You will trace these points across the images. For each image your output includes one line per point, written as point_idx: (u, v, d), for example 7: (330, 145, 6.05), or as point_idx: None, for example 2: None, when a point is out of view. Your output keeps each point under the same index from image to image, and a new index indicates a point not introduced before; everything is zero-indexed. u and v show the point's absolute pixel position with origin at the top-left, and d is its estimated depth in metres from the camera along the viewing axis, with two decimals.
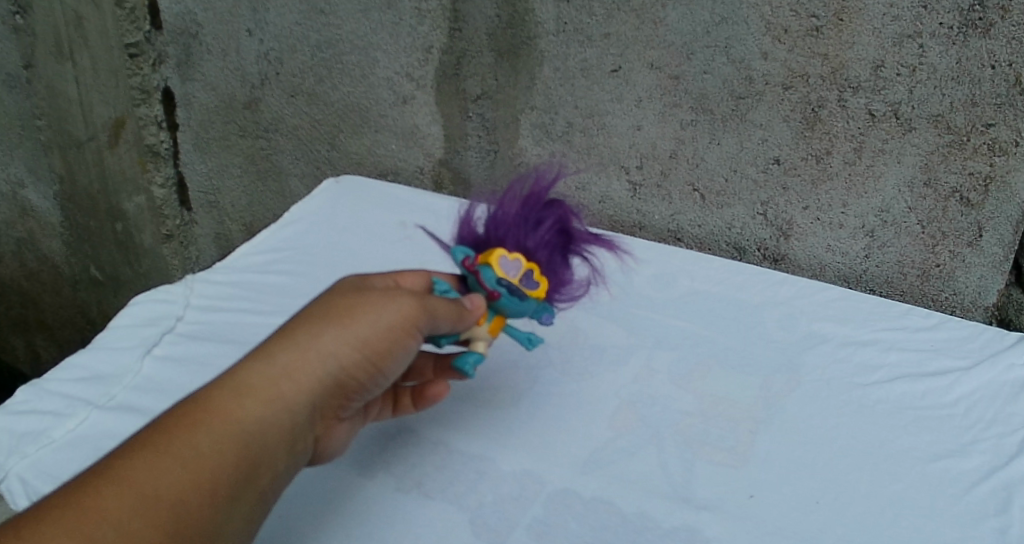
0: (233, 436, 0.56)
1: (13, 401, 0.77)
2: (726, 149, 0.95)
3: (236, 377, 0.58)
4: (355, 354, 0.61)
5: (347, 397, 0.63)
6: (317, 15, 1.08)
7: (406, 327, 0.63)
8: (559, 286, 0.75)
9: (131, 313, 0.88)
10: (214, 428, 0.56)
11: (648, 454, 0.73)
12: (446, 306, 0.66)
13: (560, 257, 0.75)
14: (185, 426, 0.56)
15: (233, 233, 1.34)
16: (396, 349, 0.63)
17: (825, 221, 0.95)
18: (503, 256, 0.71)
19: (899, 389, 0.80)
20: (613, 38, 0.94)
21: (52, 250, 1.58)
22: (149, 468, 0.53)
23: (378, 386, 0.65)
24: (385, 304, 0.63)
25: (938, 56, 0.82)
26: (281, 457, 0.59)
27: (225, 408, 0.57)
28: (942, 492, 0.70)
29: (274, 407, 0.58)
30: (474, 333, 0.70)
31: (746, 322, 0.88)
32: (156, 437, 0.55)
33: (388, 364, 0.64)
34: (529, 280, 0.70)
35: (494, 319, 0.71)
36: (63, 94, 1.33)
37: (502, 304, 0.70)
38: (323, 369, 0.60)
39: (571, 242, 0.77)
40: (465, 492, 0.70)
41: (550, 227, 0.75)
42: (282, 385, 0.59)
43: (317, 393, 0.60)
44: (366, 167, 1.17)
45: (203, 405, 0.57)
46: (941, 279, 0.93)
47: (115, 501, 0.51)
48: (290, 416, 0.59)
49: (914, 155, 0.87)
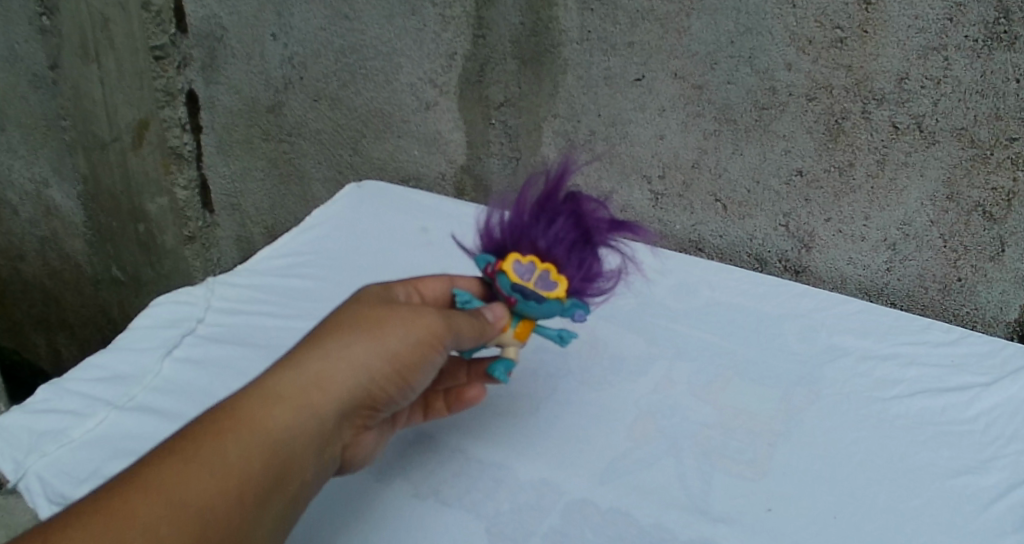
0: (260, 444, 0.58)
1: (33, 399, 0.78)
2: (748, 159, 0.94)
3: (265, 385, 0.60)
4: (382, 366, 0.63)
5: (375, 407, 0.65)
6: (342, 21, 1.08)
7: (432, 341, 0.65)
8: (588, 280, 0.73)
9: (151, 313, 0.87)
10: (242, 437, 0.58)
11: (666, 465, 0.73)
12: (470, 322, 0.67)
13: (582, 251, 0.73)
14: (214, 433, 0.58)
15: (254, 236, 1.35)
16: (423, 362, 0.65)
17: (847, 233, 0.94)
18: (516, 260, 0.71)
19: (920, 404, 0.79)
20: (637, 47, 0.94)
21: (75, 249, 1.59)
22: (176, 474, 0.56)
23: (406, 397, 0.67)
24: (413, 318, 0.64)
25: (963, 69, 0.81)
26: (308, 465, 0.61)
27: (253, 416, 0.59)
28: (961, 508, 0.70)
29: (302, 416, 0.60)
30: (503, 340, 0.71)
31: (767, 334, 0.88)
32: (186, 445, 0.57)
33: (415, 376, 0.65)
34: (545, 281, 0.70)
35: (520, 324, 0.72)
36: (88, 95, 1.35)
37: (522, 309, 0.71)
38: (351, 381, 0.62)
39: (594, 233, 0.74)
40: (481, 500, 0.70)
41: (564, 223, 0.73)
42: (310, 395, 0.61)
43: (344, 404, 0.62)
44: (388, 172, 1.18)
45: (232, 413, 0.59)
46: (963, 293, 0.92)
47: (144, 507, 0.54)
48: (318, 425, 0.61)
49: (937, 168, 0.87)
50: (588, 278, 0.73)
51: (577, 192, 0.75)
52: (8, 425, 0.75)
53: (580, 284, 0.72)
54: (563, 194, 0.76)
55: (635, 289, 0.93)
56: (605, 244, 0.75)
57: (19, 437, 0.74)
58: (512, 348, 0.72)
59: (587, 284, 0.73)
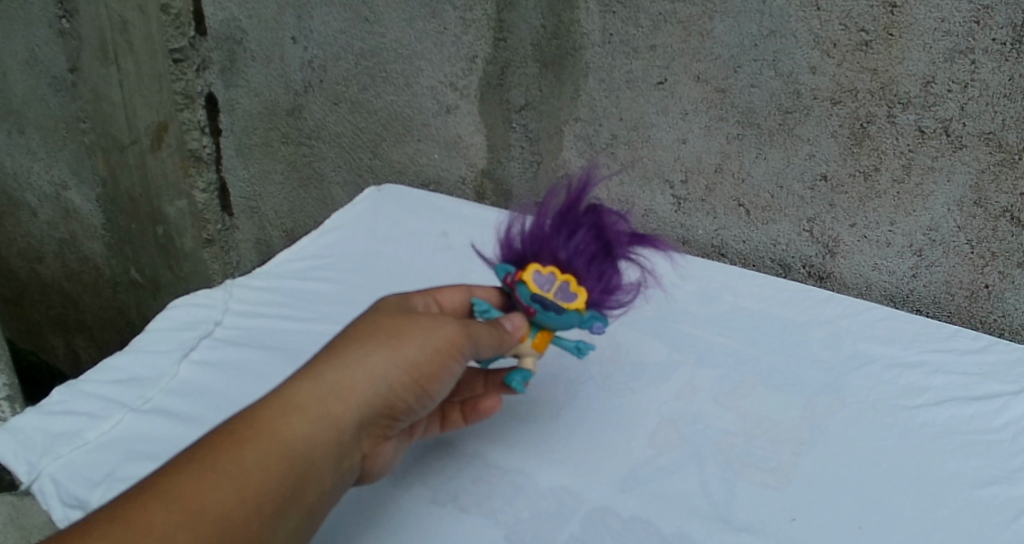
0: (280, 453, 0.58)
1: (49, 401, 0.78)
2: (772, 164, 0.93)
3: (285, 394, 0.60)
4: (402, 375, 0.62)
5: (394, 417, 0.64)
6: (361, 24, 1.08)
7: (451, 350, 0.64)
8: (607, 293, 0.73)
9: (168, 315, 0.87)
10: (261, 446, 0.58)
11: (689, 473, 0.72)
12: (489, 332, 0.67)
13: (603, 263, 0.73)
14: (233, 441, 0.58)
15: (274, 240, 1.34)
16: (442, 371, 0.64)
17: (872, 239, 0.93)
18: (536, 271, 0.70)
19: (947, 413, 0.78)
20: (659, 50, 0.93)
21: (94, 252, 1.60)
22: (196, 483, 0.55)
23: (425, 406, 0.66)
24: (433, 327, 0.64)
25: (990, 73, 0.80)
26: (327, 475, 0.61)
27: (273, 425, 0.58)
28: (989, 520, 0.69)
29: (322, 425, 0.60)
30: (521, 350, 0.70)
31: (791, 340, 0.86)
32: (206, 454, 0.57)
33: (434, 385, 0.64)
34: (565, 292, 0.69)
35: (538, 334, 0.71)
36: (108, 97, 1.35)
37: (540, 320, 0.70)
38: (370, 390, 0.61)
39: (615, 246, 0.74)
40: (500, 507, 0.69)
41: (585, 235, 0.73)
42: (329, 404, 0.60)
43: (363, 413, 0.62)
44: (408, 176, 1.17)
45: (252, 422, 0.59)
46: (991, 300, 0.90)
47: (163, 515, 0.54)
48: (337, 434, 0.61)
49: (964, 173, 0.85)
50: (608, 290, 0.72)
51: (598, 206, 0.76)
52: (23, 427, 0.75)
53: (599, 296, 0.72)
54: (584, 207, 0.76)
55: (654, 301, 0.92)
56: (624, 257, 0.75)
57: (34, 439, 0.74)
58: (529, 360, 0.71)
59: (607, 297, 0.72)
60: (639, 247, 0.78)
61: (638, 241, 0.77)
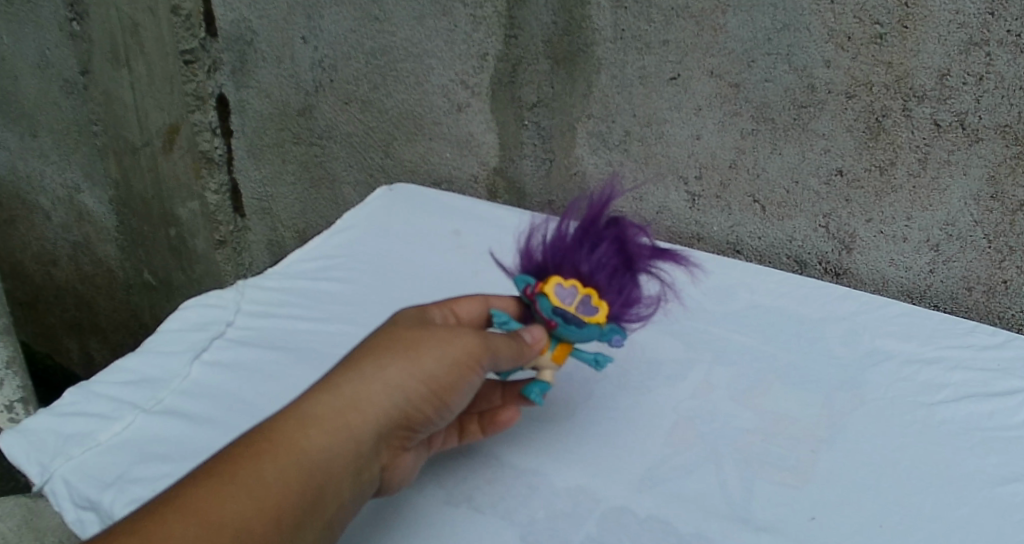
0: (297, 466, 0.59)
1: (62, 403, 0.77)
2: (787, 159, 0.92)
3: (303, 408, 0.61)
4: (419, 387, 0.62)
5: (413, 429, 0.64)
6: (371, 22, 1.08)
7: (468, 362, 0.64)
8: (628, 305, 0.72)
9: (179, 316, 0.87)
10: (279, 459, 0.59)
11: (706, 472, 0.71)
12: (508, 344, 0.66)
13: (623, 276, 0.72)
14: (251, 454, 0.59)
15: (285, 240, 1.34)
16: (460, 383, 0.64)
17: (889, 235, 0.92)
18: (557, 284, 0.70)
19: (966, 409, 0.77)
20: (672, 45, 0.92)
21: (107, 254, 1.60)
22: (214, 494, 0.57)
23: (444, 419, 0.66)
24: (450, 338, 0.64)
25: (1006, 65, 0.79)
26: (347, 487, 0.61)
27: (290, 438, 0.59)
28: (1010, 518, 0.68)
29: (339, 437, 0.60)
30: (540, 363, 0.70)
31: (808, 337, 0.85)
32: (226, 465, 0.58)
33: (453, 397, 0.64)
34: (587, 306, 0.69)
35: (557, 347, 0.71)
36: (119, 100, 1.35)
37: (561, 333, 0.69)
38: (387, 402, 0.62)
39: (636, 260, 0.74)
40: (515, 508, 0.68)
41: (607, 248, 0.73)
42: (346, 416, 0.61)
43: (380, 425, 0.62)
44: (420, 175, 1.17)
45: (270, 435, 0.60)
46: (1008, 295, 0.89)
47: (182, 528, 0.55)
48: (355, 447, 0.61)
49: (980, 166, 0.84)
50: (628, 303, 0.71)
51: (619, 219, 0.75)
52: (35, 428, 0.75)
53: (620, 310, 0.71)
54: (605, 221, 0.75)
55: (674, 311, 0.89)
56: (645, 271, 0.75)
57: (45, 440, 0.74)
58: (548, 372, 0.70)
59: (627, 310, 0.72)
60: (657, 261, 0.77)
61: (658, 255, 0.77)
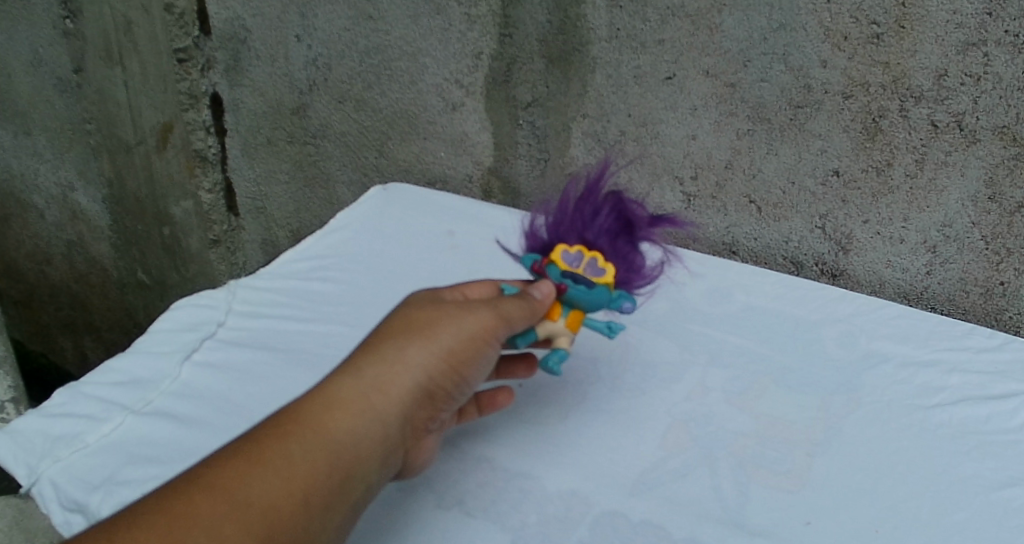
0: (323, 447, 0.59)
1: (51, 404, 0.77)
2: (783, 159, 0.92)
3: (325, 391, 0.61)
4: (439, 362, 0.63)
5: (435, 405, 0.65)
6: (366, 21, 1.07)
7: (486, 336, 0.65)
8: (631, 270, 0.73)
9: (170, 317, 0.86)
10: (304, 440, 0.59)
11: (700, 476, 0.70)
12: (520, 306, 0.66)
13: (625, 242, 0.73)
14: (276, 437, 0.59)
15: (280, 239, 1.33)
16: (477, 356, 0.65)
17: (885, 236, 0.91)
18: (564, 250, 0.71)
19: (962, 412, 0.76)
20: (667, 44, 0.91)
21: (101, 253, 1.60)
22: (242, 476, 0.57)
23: (463, 393, 0.66)
24: (465, 313, 0.65)
25: (1003, 66, 0.78)
26: (374, 466, 0.62)
27: (317, 421, 0.60)
28: (1006, 523, 0.67)
29: (364, 417, 0.61)
30: (554, 329, 0.70)
31: (804, 339, 0.85)
32: (251, 449, 0.59)
33: (472, 370, 0.65)
34: (595, 267, 0.70)
35: (570, 313, 0.70)
36: (113, 98, 1.35)
37: (573, 296, 0.69)
38: (408, 381, 0.62)
39: (637, 226, 0.75)
40: (508, 511, 0.68)
41: (608, 216, 0.74)
42: (370, 396, 0.62)
43: (404, 403, 0.62)
44: (414, 174, 1.16)
45: (294, 418, 0.60)
46: (1006, 297, 0.88)
47: (212, 509, 0.56)
48: (380, 429, 0.62)
49: (978, 167, 0.83)
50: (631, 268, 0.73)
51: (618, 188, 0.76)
52: (23, 430, 0.74)
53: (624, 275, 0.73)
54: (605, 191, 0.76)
55: (670, 313, 0.88)
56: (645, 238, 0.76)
57: (33, 441, 0.74)
58: (562, 335, 0.70)
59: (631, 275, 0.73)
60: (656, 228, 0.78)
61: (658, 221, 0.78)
